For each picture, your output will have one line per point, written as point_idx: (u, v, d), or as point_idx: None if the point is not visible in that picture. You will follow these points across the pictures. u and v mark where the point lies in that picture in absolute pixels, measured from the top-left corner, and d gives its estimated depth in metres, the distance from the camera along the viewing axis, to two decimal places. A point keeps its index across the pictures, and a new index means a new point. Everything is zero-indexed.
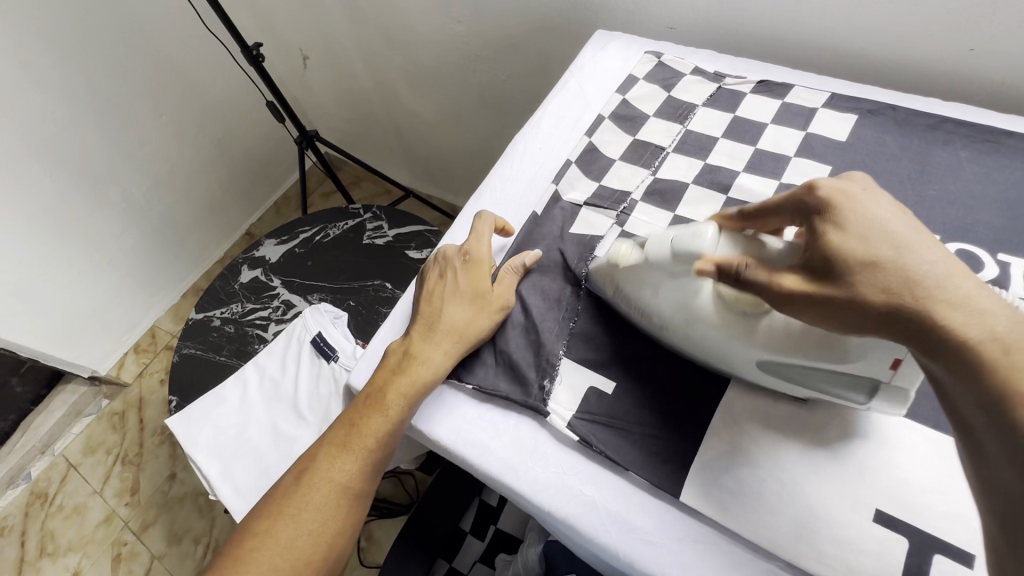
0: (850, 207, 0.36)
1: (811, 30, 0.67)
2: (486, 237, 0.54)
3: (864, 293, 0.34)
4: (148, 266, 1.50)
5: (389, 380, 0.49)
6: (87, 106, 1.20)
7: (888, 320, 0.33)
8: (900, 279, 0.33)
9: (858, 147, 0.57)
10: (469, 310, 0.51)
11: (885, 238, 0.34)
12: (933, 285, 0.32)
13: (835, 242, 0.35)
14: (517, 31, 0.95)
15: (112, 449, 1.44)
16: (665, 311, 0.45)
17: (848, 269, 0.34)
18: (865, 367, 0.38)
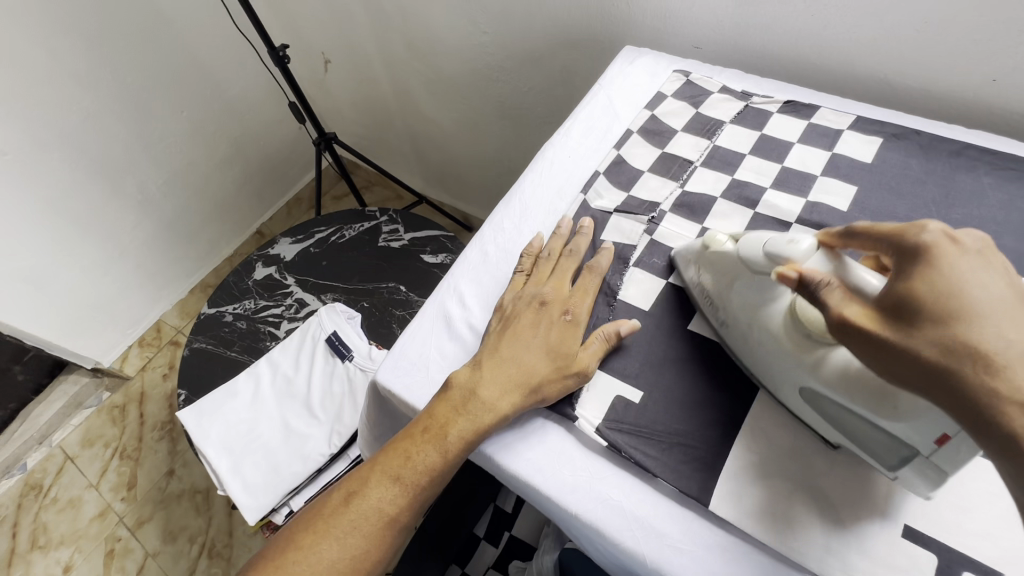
0: (947, 260, 0.35)
1: (836, 55, 0.69)
2: (586, 296, 0.53)
3: (922, 346, 0.33)
4: (158, 260, 1.50)
5: (452, 417, 0.47)
6: (110, 98, 1.22)
7: (936, 377, 0.32)
8: (959, 340, 0.32)
9: (883, 169, 0.58)
10: (550, 368, 0.48)
11: (962, 297, 0.33)
12: (1007, 362, 0.31)
13: (918, 289, 0.35)
14: (542, 44, 0.97)
15: (110, 443, 1.43)
16: (733, 305, 0.47)
17: (913, 321, 0.34)
18: (905, 433, 0.37)
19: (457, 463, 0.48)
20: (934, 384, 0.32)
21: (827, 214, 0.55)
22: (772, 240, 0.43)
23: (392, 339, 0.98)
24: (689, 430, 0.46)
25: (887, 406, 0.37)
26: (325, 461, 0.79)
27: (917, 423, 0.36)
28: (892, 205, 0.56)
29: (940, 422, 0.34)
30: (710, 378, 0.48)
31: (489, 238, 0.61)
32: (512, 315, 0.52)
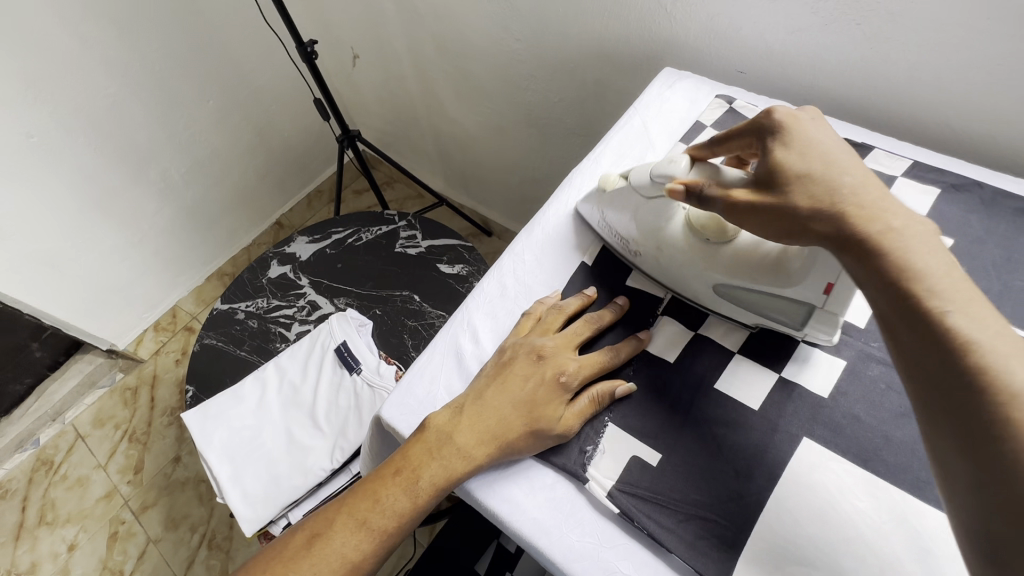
0: (795, 129, 0.42)
1: (894, 91, 0.64)
2: (591, 368, 0.49)
3: (796, 200, 0.40)
4: (177, 246, 1.50)
5: (425, 463, 0.45)
6: (138, 83, 1.21)
7: (808, 223, 0.39)
8: (820, 186, 0.39)
9: (938, 224, 0.54)
10: (532, 429, 0.46)
11: (819, 156, 0.41)
12: (848, 194, 0.39)
13: (779, 157, 0.42)
14: (576, 55, 0.93)
15: (120, 424, 1.45)
16: (641, 235, 0.53)
17: (783, 181, 0.41)
18: (799, 293, 0.45)
19: (426, 510, 0.46)
20: (811, 230, 0.39)
21: None
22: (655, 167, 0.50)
23: (402, 350, 0.96)
24: (710, 503, 0.43)
25: (782, 274, 0.45)
26: (326, 476, 0.77)
27: (810, 280, 0.44)
28: None
29: (826, 267, 0.42)
30: (738, 446, 0.44)
31: (507, 270, 0.57)
32: (506, 359, 0.49)
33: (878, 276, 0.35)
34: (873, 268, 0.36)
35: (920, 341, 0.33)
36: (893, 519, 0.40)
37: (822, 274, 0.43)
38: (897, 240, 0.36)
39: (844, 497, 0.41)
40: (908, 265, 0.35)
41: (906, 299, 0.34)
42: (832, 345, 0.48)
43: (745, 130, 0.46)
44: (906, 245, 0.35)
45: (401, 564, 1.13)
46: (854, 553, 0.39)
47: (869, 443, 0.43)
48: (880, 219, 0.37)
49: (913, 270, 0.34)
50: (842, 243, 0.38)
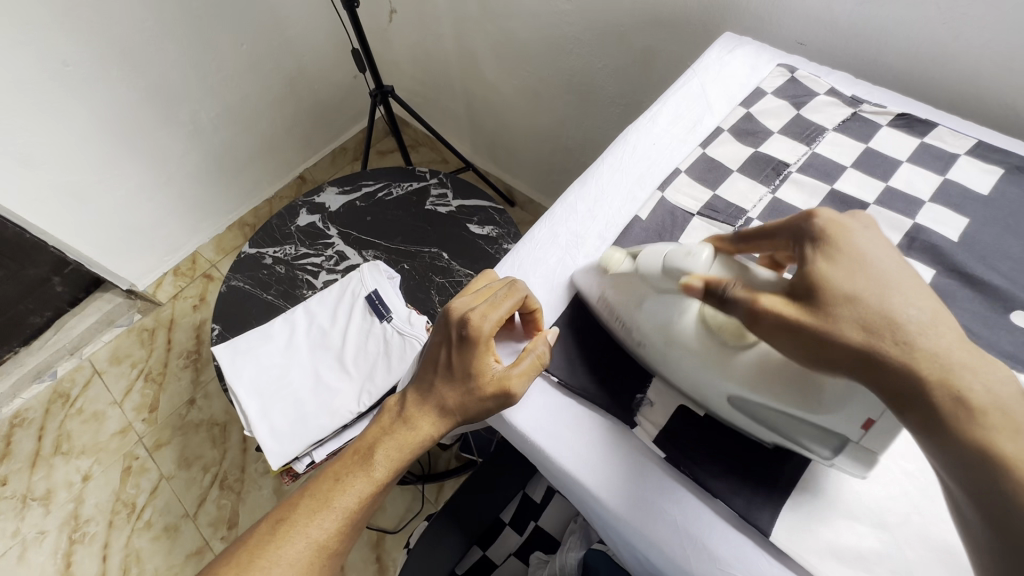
0: (843, 239, 0.37)
1: (961, 70, 0.63)
2: (497, 311, 0.47)
3: (841, 328, 0.35)
4: (201, 192, 1.50)
5: (378, 438, 0.50)
6: (174, 19, 1.19)
7: (863, 363, 0.34)
8: (881, 322, 0.34)
9: (1001, 203, 0.53)
10: (462, 392, 0.48)
11: (871, 278, 0.35)
12: (916, 330, 0.33)
13: (823, 273, 0.37)
14: (627, 18, 0.91)
15: (137, 363, 1.46)
16: (644, 324, 0.46)
17: (832, 303, 0.35)
18: (835, 423, 0.38)
19: (386, 486, 0.50)
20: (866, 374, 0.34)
21: (932, 246, 0.51)
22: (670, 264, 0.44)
23: (429, 305, 0.96)
24: (757, 455, 0.44)
25: (811, 406, 0.38)
26: (352, 418, 0.78)
27: (846, 413, 0.37)
28: (1003, 244, 0.51)
29: (872, 408, 0.37)
30: None
31: (559, 219, 0.58)
32: (432, 332, 0.52)
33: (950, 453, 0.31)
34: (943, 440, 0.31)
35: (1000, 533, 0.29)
36: (940, 482, 0.41)
37: (866, 406, 0.36)
38: (974, 412, 0.31)
39: (894, 456, 0.42)
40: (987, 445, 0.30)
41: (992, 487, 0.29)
42: None
43: (784, 228, 0.41)
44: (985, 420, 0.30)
45: (409, 516, 1.15)
46: (899, 510, 0.40)
47: None
48: (959, 380, 0.31)
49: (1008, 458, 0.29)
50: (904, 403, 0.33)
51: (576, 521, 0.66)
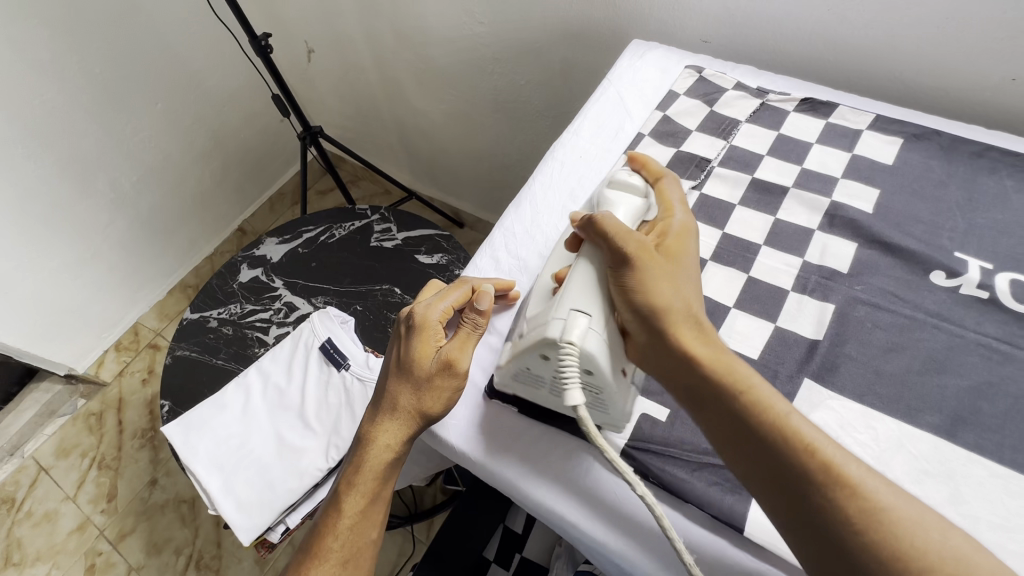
0: (691, 235, 0.48)
1: (852, 51, 0.67)
2: (443, 301, 0.51)
3: (668, 286, 0.44)
4: (133, 260, 1.42)
5: (346, 472, 0.51)
6: (78, 87, 1.14)
7: (661, 340, 0.43)
8: (683, 318, 0.43)
9: (905, 171, 0.56)
10: (411, 394, 0.49)
11: (685, 273, 0.46)
12: (700, 324, 0.43)
13: (672, 250, 0.46)
14: (541, 35, 0.93)
15: (87, 452, 1.36)
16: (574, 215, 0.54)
17: (660, 269, 0.44)
18: (527, 321, 0.47)
19: (369, 516, 0.51)
20: (654, 354, 0.43)
21: (851, 220, 0.54)
22: (614, 171, 0.52)
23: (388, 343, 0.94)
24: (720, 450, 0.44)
25: (536, 303, 0.48)
26: (322, 476, 0.75)
27: (530, 318, 0.46)
28: (913, 209, 0.54)
29: (536, 321, 0.45)
30: None
31: (499, 244, 0.58)
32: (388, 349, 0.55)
33: (742, 425, 0.39)
34: (736, 420, 0.39)
35: (784, 481, 0.37)
36: (891, 448, 0.42)
37: (534, 323, 0.45)
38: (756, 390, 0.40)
39: (847, 428, 0.44)
40: (778, 416, 0.38)
41: (787, 458, 0.37)
42: (819, 292, 0.50)
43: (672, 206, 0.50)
44: (782, 408, 0.39)
45: (402, 561, 1.11)
46: None
47: (863, 378, 0.46)
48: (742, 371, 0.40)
49: (806, 435, 0.37)
50: (703, 396, 0.41)
51: (561, 544, 0.65)
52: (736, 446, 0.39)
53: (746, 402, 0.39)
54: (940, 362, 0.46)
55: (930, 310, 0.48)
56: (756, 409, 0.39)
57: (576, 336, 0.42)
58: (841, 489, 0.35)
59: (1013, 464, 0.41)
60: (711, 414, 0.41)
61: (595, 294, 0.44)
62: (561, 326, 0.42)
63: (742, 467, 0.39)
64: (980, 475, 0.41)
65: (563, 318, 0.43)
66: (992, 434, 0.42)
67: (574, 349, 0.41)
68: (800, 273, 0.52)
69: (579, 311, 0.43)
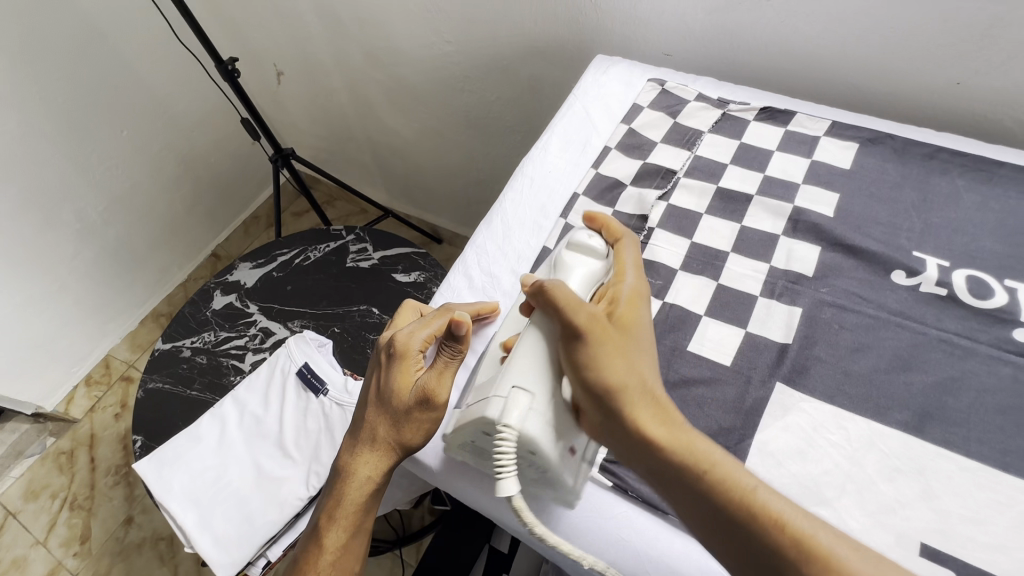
0: (645, 302, 0.46)
1: (807, 60, 0.70)
2: (422, 330, 0.50)
3: (621, 359, 0.42)
4: (102, 291, 1.39)
5: (325, 504, 0.50)
6: (38, 118, 1.11)
7: (616, 416, 0.40)
8: (637, 390, 0.41)
9: (862, 174, 0.58)
10: (390, 426, 0.48)
11: (639, 342, 0.44)
12: (655, 394, 0.41)
13: (626, 318, 0.44)
14: (508, 52, 0.94)
15: (57, 493, 1.30)
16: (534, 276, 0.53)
17: (613, 340, 0.43)
18: (474, 395, 0.45)
19: (351, 546, 0.50)
20: (610, 429, 0.41)
21: (814, 224, 0.55)
22: (573, 234, 0.51)
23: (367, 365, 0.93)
24: None
25: (486, 376, 0.46)
26: (303, 505, 0.73)
27: (476, 394, 0.45)
28: (872, 211, 0.56)
29: (481, 398, 0.43)
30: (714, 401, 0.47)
31: (472, 262, 0.58)
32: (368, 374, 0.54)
33: (706, 503, 0.37)
34: (704, 502, 0.38)
35: (758, 561, 0.35)
36: (863, 447, 0.43)
37: (479, 399, 0.43)
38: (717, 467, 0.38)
39: (821, 429, 0.44)
40: (744, 492, 0.37)
41: (758, 538, 0.35)
42: (787, 296, 0.51)
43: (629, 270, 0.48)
44: (745, 480, 0.37)
45: None
46: (834, 482, 0.42)
47: (832, 379, 0.46)
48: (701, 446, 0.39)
49: (772, 507, 0.36)
50: (667, 477, 0.39)
51: (546, 563, 0.65)
52: (704, 524, 0.38)
53: (709, 479, 0.38)
54: (905, 359, 0.47)
55: (893, 309, 0.49)
56: (721, 489, 0.37)
57: (514, 418, 0.40)
58: (818, 568, 0.34)
59: (980, 457, 0.42)
60: (677, 493, 0.39)
61: (541, 371, 0.43)
62: (500, 406, 0.41)
63: (718, 543, 0.37)
64: (950, 470, 0.42)
65: (503, 397, 0.41)
66: (958, 428, 0.43)
67: (512, 432, 0.39)
68: (767, 278, 0.53)
69: (522, 389, 0.41)
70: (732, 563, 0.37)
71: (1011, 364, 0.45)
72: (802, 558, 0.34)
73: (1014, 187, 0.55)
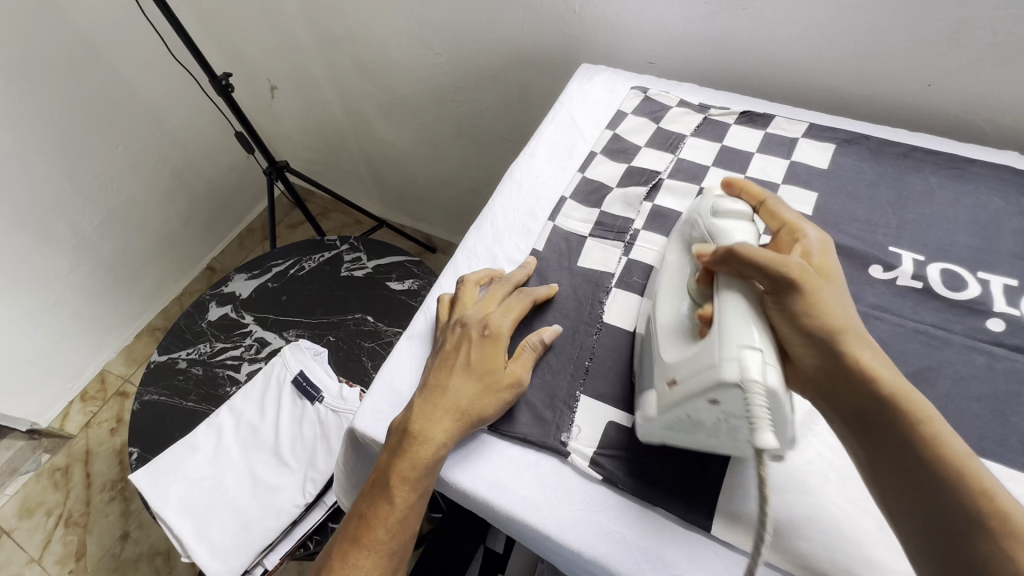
0: (833, 254, 0.46)
1: (783, 66, 0.72)
2: (514, 312, 0.52)
3: (835, 306, 0.41)
4: (97, 306, 1.39)
5: (392, 465, 0.45)
6: (33, 134, 1.12)
7: (838, 361, 0.40)
8: (859, 338, 0.41)
9: (839, 174, 0.60)
10: (477, 393, 0.47)
11: (845, 292, 0.43)
12: (870, 344, 0.41)
13: (828, 272, 0.44)
14: (496, 64, 0.97)
15: (52, 510, 1.30)
16: (678, 250, 0.50)
17: (827, 291, 0.42)
18: (674, 365, 0.42)
19: (415, 513, 0.47)
20: (824, 375, 0.40)
21: None
22: (719, 200, 0.48)
23: (362, 373, 0.94)
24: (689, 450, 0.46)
25: (678, 344, 0.43)
26: (300, 512, 0.73)
27: (678, 365, 0.42)
28: (849, 208, 0.57)
29: (699, 365, 0.40)
30: None
31: (463, 265, 0.60)
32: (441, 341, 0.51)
33: (912, 456, 0.36)
34: (907, 454, 0.37)
35: (950, 519, 0.34)
36: None
37: (689, 364, 0.41)
38: (937, 424, 0.37)
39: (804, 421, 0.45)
40: (955, 452, 0.36)
41: (962, 499, 0.34)
42: None
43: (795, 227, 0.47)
44: (956, 444, 0.36)
45: None
46: (817, 471, 0.43)
47: None
48: (921, 403, 0.38)
49: (980, 474, 0.35)
50: (874, 425, 0.38)
51: (543, 562, 0.65)
52: (899, 478, 0.37)
53: (919, 428, 0.37)
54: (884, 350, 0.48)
55: (872, 303, 0.51)
56: (928, 440, 0.36)
57: (755, 373, 0.37)
58: (1013, 540, 0.33)
59: None
60: (880, 444, 0.38)
61: (759, 325, 0.40)
62: (736, 367, 0.38)
63: (908, 500, 0.36)
64: None
65: (731, 355, 0.38)
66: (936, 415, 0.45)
67: (759, 387, 0.37)
68: None
69: (749, 347, 0.38)
70: (915, 524, 0.36)
71: (986, 353, 0.47)
72: (997, 526, 0.33)
73: (984, 183, 0.57)
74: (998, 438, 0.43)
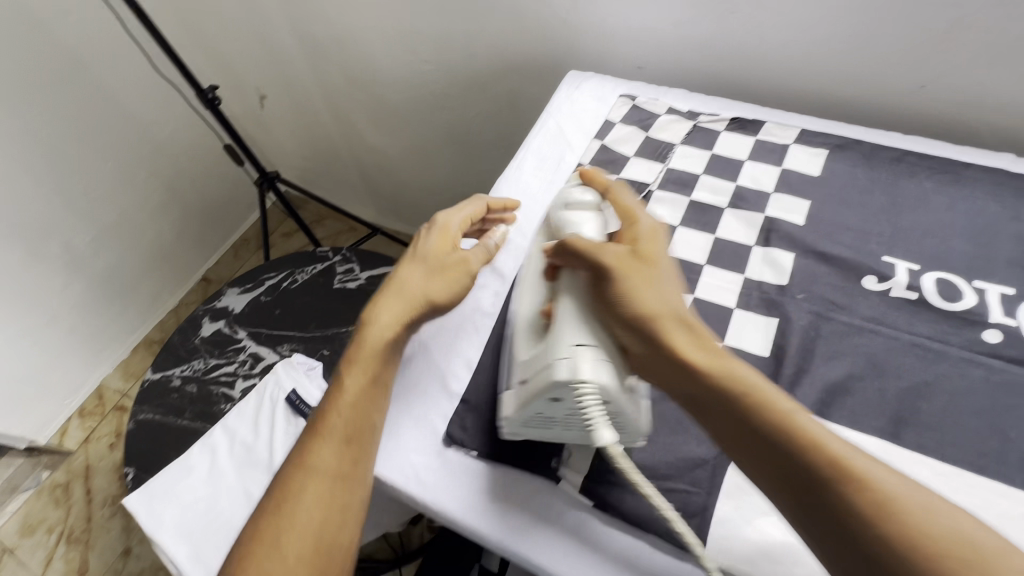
0: (664, 240, 0.49)
1: (774, 70, 0.71)
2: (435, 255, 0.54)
3: (675, 319, 0.43)
4: (92, 321, 1.38)
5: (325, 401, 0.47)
6: (21, 152, 1.11)
7: (729, 408, 0.39)
8: (751, 383, 0.39)
9: (832, 181, 0.59)
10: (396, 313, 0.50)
11: (674, 287, 0.46)
12: (767, 389, 0.39)
13: (663, 263, 0.47)
14: (483, 71, 0.96)
15: (54, 527, 1.29)
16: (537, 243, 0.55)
17: (659, 294, 0.44)
18: (527, 366, 0.45)
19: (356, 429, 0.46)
20: (721, 421, 0.39)
21: (787, 233, 0.56)
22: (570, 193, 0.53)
23: None
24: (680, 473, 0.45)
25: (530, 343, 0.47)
26: None
27: (528, 362, 0.45)
28: (842, 217, 0.56)
29: (542, 362, 0.43)
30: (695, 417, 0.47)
31: None
32: None
33: (843, 508, 0.33)
34: (838, 508, 0.34)
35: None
36: None
37: (535, 366, 0.44)
38: (867, 471, 0.35)
39: None
40: (888, 498, 0.33)
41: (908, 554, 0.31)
42: (763, 307, 0.52)
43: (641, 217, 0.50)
44: (887, 485, 0.34)
45: None
46: None
47: (810, 389, 0.47)
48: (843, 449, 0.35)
49: (919, 519, 0.32)
50: (794, 478, 0.36)
51: None
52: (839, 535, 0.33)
53: (847, 479, 0.34)
54: (880, 365, 0.47)
55: (867, 315, 0.50)
56: (861, 492, 0.34)
57: (586, 373, 0.40)
58: None
59: (955, 461, 0.42)
60: (807, 499, 0.35)
61: (587, 323, 0.44)
62: (568, 366, 0.41)
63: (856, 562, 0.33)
64: (926, 474, 0.42)
65: (567, 355, 0.41)
66: (933, 432, 0.44)
67: (589, 387, 0.40)
68: (742, 290, 0.53)
69: (580, 346, 0.42)
70: None
71: (983, 366, 0.46)
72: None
73: (979, 187, 0.56)
74: (996, 455, 0.42)
